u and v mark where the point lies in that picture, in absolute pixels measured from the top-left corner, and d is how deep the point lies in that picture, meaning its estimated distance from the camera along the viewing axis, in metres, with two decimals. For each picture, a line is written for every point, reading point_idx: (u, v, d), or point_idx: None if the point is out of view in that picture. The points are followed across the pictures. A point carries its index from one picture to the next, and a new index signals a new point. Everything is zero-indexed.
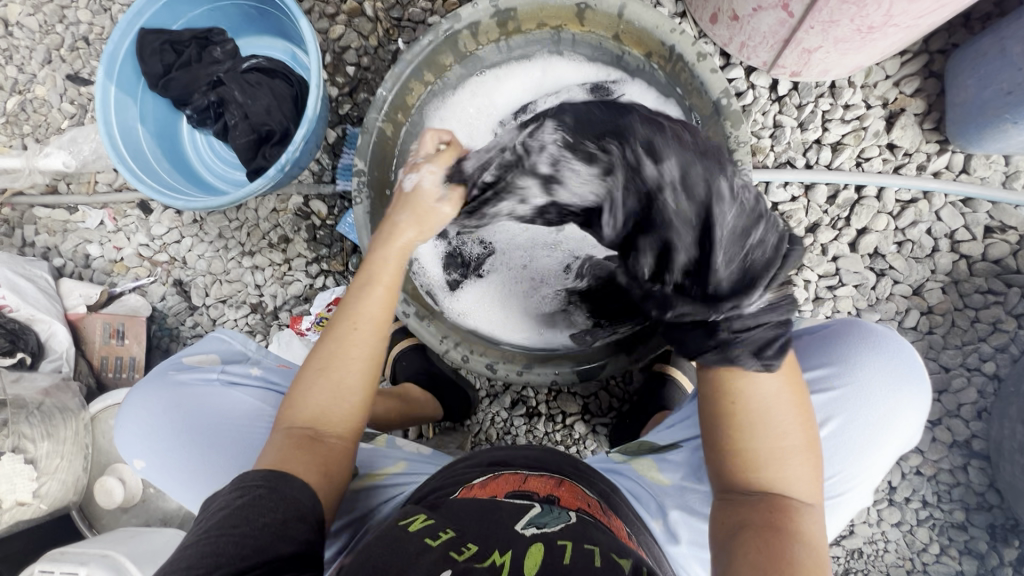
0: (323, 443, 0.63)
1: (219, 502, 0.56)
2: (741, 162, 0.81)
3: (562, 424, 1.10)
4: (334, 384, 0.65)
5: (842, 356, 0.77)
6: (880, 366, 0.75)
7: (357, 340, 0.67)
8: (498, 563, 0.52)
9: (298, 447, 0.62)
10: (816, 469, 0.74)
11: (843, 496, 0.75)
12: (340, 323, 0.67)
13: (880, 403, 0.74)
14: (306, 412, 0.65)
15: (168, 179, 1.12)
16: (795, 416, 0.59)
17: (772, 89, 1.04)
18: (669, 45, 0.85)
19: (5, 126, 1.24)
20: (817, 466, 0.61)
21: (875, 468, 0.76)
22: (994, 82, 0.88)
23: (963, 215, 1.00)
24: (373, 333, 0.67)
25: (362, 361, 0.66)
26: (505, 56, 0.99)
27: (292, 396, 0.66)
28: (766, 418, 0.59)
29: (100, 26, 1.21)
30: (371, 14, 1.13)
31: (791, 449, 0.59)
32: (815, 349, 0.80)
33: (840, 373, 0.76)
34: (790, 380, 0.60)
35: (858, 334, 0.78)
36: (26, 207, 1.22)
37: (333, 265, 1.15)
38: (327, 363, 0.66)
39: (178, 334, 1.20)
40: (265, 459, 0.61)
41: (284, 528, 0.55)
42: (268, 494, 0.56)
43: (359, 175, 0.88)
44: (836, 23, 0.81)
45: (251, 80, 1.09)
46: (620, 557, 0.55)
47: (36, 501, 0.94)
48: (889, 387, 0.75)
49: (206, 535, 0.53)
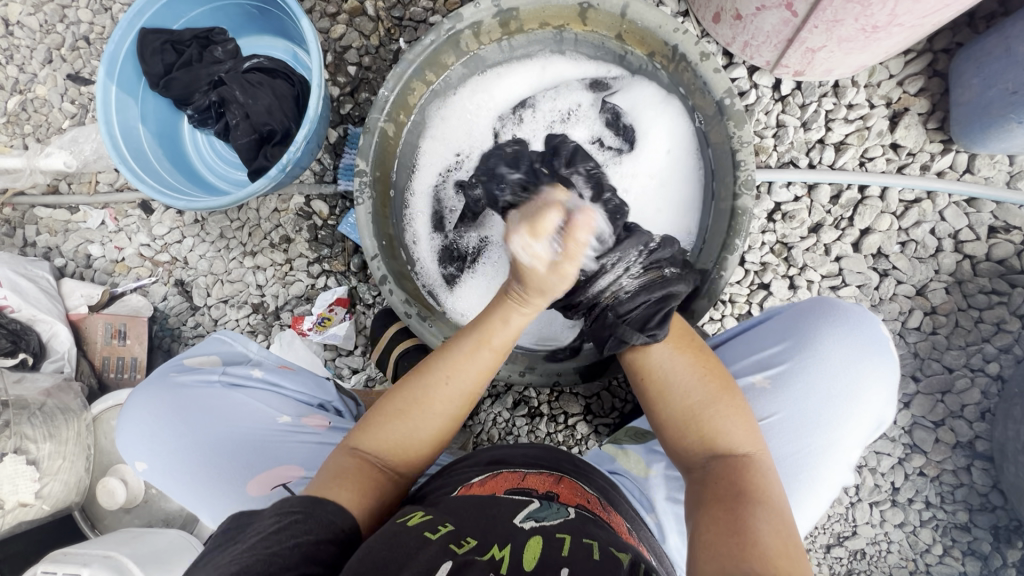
0: (386, 475, 0.65)
1: (254, 528, 0.54)
2: (744, 162, 0.81)
3: (564, 425, 1.10)
4: (411, 428, 0.66)
5: (801, 331, 0.78)
6: (841, 338, 0.76)
7: (444, 394, 0.67)
8: (496, 555, 0.52)
9: (362, 477, 0.63)
10: (786, 444, 0.74)
11: (820, 471, 0.74)
12: (439, 376, 0.67)
13: (840, 373, 0.75)
14: (379, 442, 0.66)
15: (169, 179, 1.11)
16: (694, 376, 0.67)
17: (775, 88, 1.03)
18: (672, 45, 0.85)
19: (6, 126, 1.24)
20: (744, 416, 0.65)
21: (848, 440, 0.75)
22: (998, 81, 0.87)
23: (967, 215, 0.99)
24: (466, 392, 0.68)
25: (446, 406, 0.67)
26: (507, 56, 0.98)
27: (367, 424, 0.67)
28: (668, 387, 0.67)
29: (100, 25, 1.21)
30: (373, 13, 1.13)
31: (705, 406, 0.65)
32: (774, 328, 0.81)
33: (801, 348, 0.77)
34: (675, 344, 0.70)
35: (815, 310, 0.79)
36: (27, 207, 1.22)
37: (335, 265, 1.15)
38: (411, 410, 0.66)
39: (179, 334, 1.20)
40: (319, 481, 0.62)
41: (317, 550, 0.54)
42: (303, 519, 0.55)
43: (361, 175, 0.88)
44: (840, 22, 0.80)
45: (252, 80, 1.08)
46: (619, 551, 0.55)
47: (38, 501, 0.94)
48: (847, 357, 0.75)
49: (236, 559, 0.51)
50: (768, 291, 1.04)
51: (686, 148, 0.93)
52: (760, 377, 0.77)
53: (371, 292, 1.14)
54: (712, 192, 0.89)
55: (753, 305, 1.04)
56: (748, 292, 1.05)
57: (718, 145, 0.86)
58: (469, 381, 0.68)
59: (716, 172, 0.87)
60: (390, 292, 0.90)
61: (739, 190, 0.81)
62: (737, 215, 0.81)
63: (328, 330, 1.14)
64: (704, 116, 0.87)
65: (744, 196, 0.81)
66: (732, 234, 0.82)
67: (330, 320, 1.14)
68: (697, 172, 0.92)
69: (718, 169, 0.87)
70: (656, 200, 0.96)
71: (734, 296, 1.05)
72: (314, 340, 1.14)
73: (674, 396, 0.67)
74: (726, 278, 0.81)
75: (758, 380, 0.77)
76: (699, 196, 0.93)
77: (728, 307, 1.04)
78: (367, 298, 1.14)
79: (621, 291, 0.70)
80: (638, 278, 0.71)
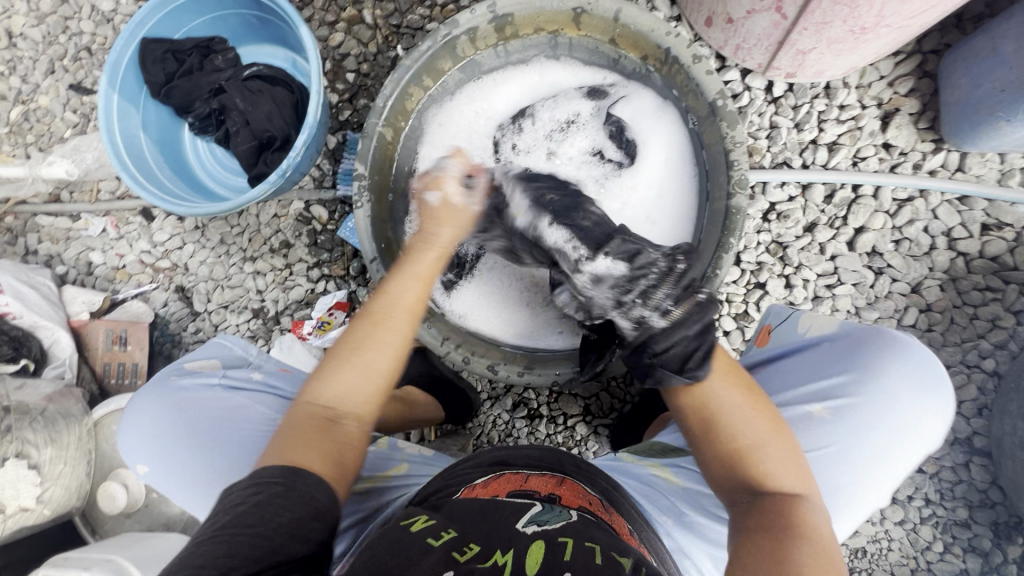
0: (340, 426, 0.64)
1: (235, 498, 0.55)
2: (737, 162, 0.82)
3: (564, 426, 1.10)
4: (357, 364, 0.67)
5: (867, 362, 0.74)
6: (906, 374, 0.73)
7: (383, 339, 0.68)
8: (500, 561, 0.53)
9: (317, 427, 0.63)
10: (839, 479, 0.72)
11: (864, 504, 0.73)
12: (370, 311, 0.70)
13: (902, 410, 0.72)
14: (330, 391, 0.66)
15: (170, 186, 1.13)
16: (749, 409, 0.67)
17: (767, 91, 1.05)
18: (665, 48, 0.86)
19: (8, 136, 1.25)
20: (796, 458, 0.64)
21: (896, 477, 0.73)
22: (986, 80, 0.89)
23: (960, 213, 1.00)
24: (404, 321, 0.70)
25: (395, 348, 0.69)
26: (503, 61, 1.00)
27: (317, 376, 0.67)
28: (722, 415, 0.67)
29: (103, 36, 1.23)
30: (371, 21, 1.15)
31: (755, 438, 0.65)
32: (832, 354, 0.77)
33: (863, 378, 0.73)
34: (729, 377, 0.70)
35: (876, 340, 0.75)
36: (29, 216, 1.23)
37: (334, 270, 1.16)
38: (352, 347, 0.68)
39: (180, 340, 1.20)
40: (276, 443, 0.61)
41: (300, 528, 0.54)
42: (284, 491, 0.55)
43: (360, 179, 0.89)
44: (829, 24, 0.82)
45: (252, 88, 1.10)
46: (621, 554, 0.55)
47: (39, 506, 0.94)
48: (912, 394, 0.72)
49: (223, 533, 0.52)
50: (764, 291, 1.05)
51: (683, 152, 0.94)
52: (820, 406, 0.74)
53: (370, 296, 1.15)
54: (706, 193, 0.90)
55: (750, 304, 1.05)
56: (745, 291, 1.05)
57: (711, 146, 0.87)
58: (411, 321, 0.71)
59: (711, 173, 0.88)
60: None
61: (733, 190, 0.83)
62: (732, 214, 0.82)
63: (327, 334, 1.14)
64: (697, 117, 0.88)
65: (738, 195, 0.82)
66: (727, 233, 0.83)
67: (329, 324, 1.15)
68: (693, 174, 0.94)
69: (711, 169, 0.88)
70: (650, 207, 0.97)
71: (731, 296, 1.05)
72: (314, 344, 1.15)
73: (728, 424, 0.67)
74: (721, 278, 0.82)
75: (817, 410, 0.74)
76: (694, 198, 0.94)
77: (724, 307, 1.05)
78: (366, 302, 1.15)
79: (654, 329, 0.71)
80: (673, 313, 0.70)
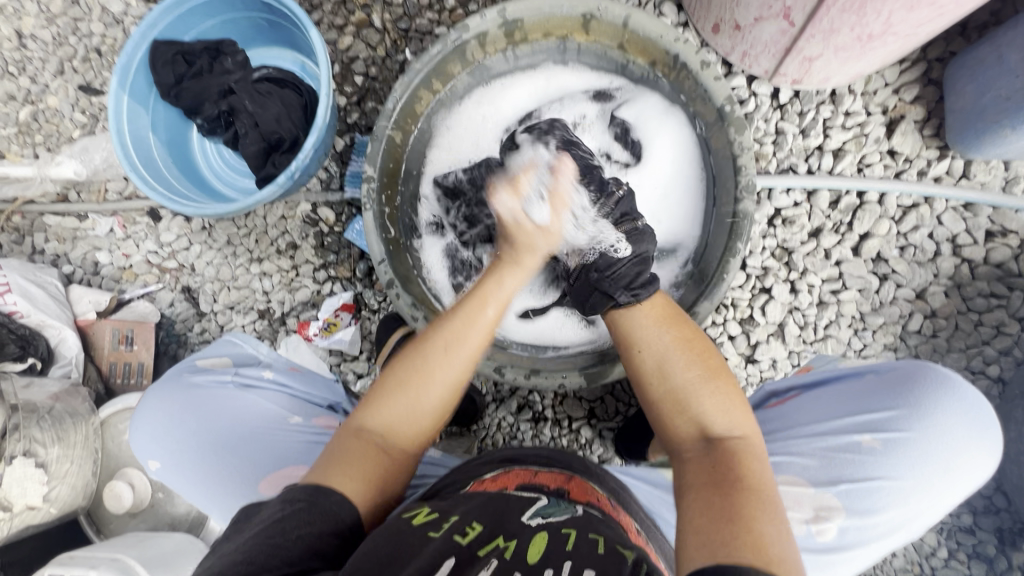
0: (390, 456, 0.64)
1: (265, 513, 0.56)
2: (745, 167, 0.83)
3: (568, 429, 1.10)
4: (412, 401, 0.65)
5: (917, 399, 0.74)
6: (957, 416, 0.73)
7: (442, 372, 0.66)
8: (502, 545, 0.54)
9: (368, 457, 0.62)
10: (888, 509, 0.72)
11: (899, 534, 0.73)
12: (435, 341, 0.67)
13: (955, 446, 0.72)
14: (381, 419, 0.65)
15: (179, 186, 1.13)
16: (677, 352, 0.67)
17: (773, 97, 1.05)
18: (673, 53, 0.87)
19: (17, 136, 1.26)
20: (737, 401, 0.64)
21: (936, 510, 0.74)
22: (992, 88, 0.90)
23: (965, 220, 1.01)
24: (464, 359, 0.67)
25: (449, 384, 0.66)
26: (512, 65, 1.00)
27: (371, 401, 0.66)
28: (658, 358, 0.67)
29: (112, 37, 1.24)
30: (379, 25, 1.15)
31: (696, 384, 0.64)
32: (880, 386, 0.77)
33: (913, 415, 0.74)
34: (663, 323, 0.70)
35: (929, 377, 0.75)
36: (36, 215, 1.24)
37: (341, 271, 1.17)
38: (408, 379, 0.66)
39: (185, 340, 1.20)
40: (325, 461, 0.62)
41: (319, 542, 0.54)
42: (307, 507, 0.56)
43: (369, 180, 0.89)
44: (837, 31, 0.82)
45: (261, 90, 1.11)
46: (625, 546, 0.55)
47: (46, 505, 0.94)
48: (968, 432, 0.72)
49: (245, 544, 0.53)
50: (769, 295, 1.05)
51: (689, 158, 0.95)
52: (870, 436, 0.74)
53: (376, 298, 1.15)
54: (714, 198, 0.91)
55: (756, 309, 1.05)
56: (750, 296, 1.05)
57: (719, 151, 0.88)
58: (472, 358, 0.67)
59: (718, 178, 0.89)
60: (397, 296, 0.91)
61: (741, 195, 0.83)
62: (739, 219, 0.83)
63: (334, 335, 1.15)
64: (705, 122, 0.89)
65: (744, 201, 0.83)
66: (734, 237, 0.83)
67: (336, 325, 1.16)
68: (701, 180, 0.94)
69: (719, 174, 0.89)
70: (658, 208, 0.98)
71: (736, 300, 1.06)
72: (320, 345, 1.16)
73: (664, 371, 0.66)
74: (728, 282, 0.83)
75: (866, 439, 0.74)
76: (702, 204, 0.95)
77: (730, 311, 1.05)
78: (373, 303, 1.16)
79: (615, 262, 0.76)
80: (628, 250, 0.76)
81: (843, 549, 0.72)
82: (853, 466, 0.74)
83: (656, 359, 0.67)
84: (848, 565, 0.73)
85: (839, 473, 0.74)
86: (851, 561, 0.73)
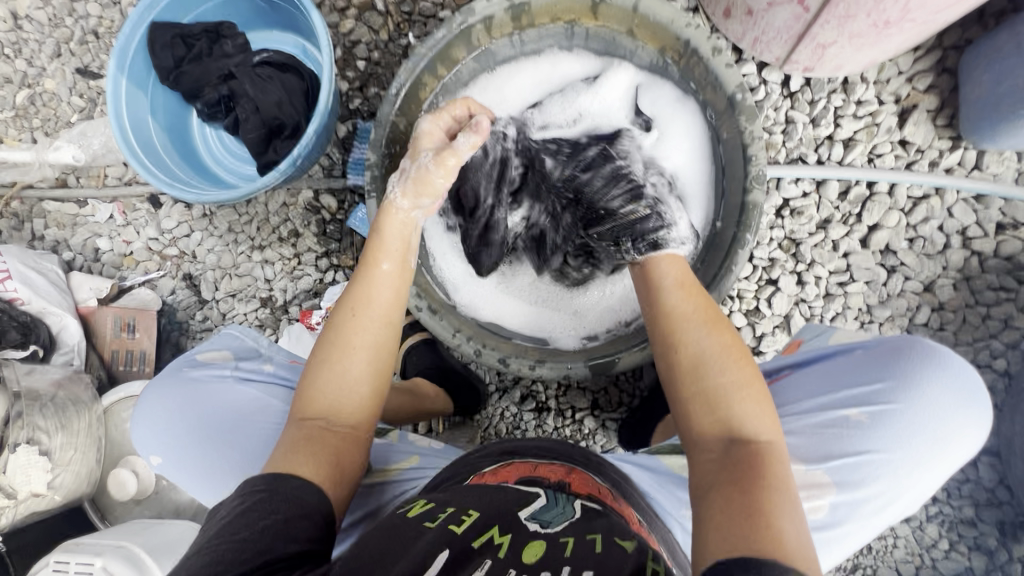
0: (336, 431, 0.66)
1: (222, 510, 0.57)
2: (755, 157, 0.82)
3: (572, 419, 1.10)
4: (339, 368, 0.68)
5: (902, 369, 0.74)
6: (944, 385, 0.72)
7: (362, 335, 0.70)
8: (497, 539, 0.54)
9: (311, 439, 0.64)
10: (878, 482, 0.71)
11: (891, 508, 0.72)
12: (342, 309, 0.71)
13: (944, 419, 0.72)
14: (320, 398, 0.67)
15: (178, 172, 1.12)
16: (722, 352, 0.64)
17: (784, 85, 1.03)
18: (684, 39, 0.85)
19: (15, 120, 1.24)
20: (769, 407, 0.63)
21: (928, 484, 0.73)
22: (1009, 78, 0.88)
23: (976, 212, 1.00)
24: (376, 318, 0.71)
25: (371, 341, 0.70)
26: (518, 51, 0.98)
27: (303, 386, 0.69)
28: (704, 366, 0.64)
29: (110, 19, 1.21)
30: (382, 8, 1.13)
31: (731, 392, 0.62)
32: (868, 361, 0.76)
33: (900, 387, 0.73)
34: (711, 326, 0.67)
35: (914, 349, 0.75)
36: (35, 201, 1.22)
37: (344, 260, 1.16)
38: (332, 349, 0.69)
39: (187, 328, 1.19)
40: (280, 452, 0.64)
41: (286, 527, 0.56)
42: (267, 497, 0.57)
43: (372, 168, 0.88)
44: (853, 18, 0.80)
45: (262, 74, 1.09)
46: (623, 539, 0.54)
47: (50, 492, 0.95)
48: (957, 405, 0.72)
49: (210, 543, 0.54)
50: (776, 287, 1.04)
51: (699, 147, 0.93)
52: (857, 411, 0.74)
53: None
54: (722, 189, 0.89)
55: (762, 301, 1.04)
56: (757, 288, 1.04)
57: (729, 140, 0.86)
58: (384, 315, 0.72)
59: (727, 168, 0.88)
60: None
61: (751, 184, 0.82)
62: (748, 209, 0.81)
63: None
64: (716, 110, 0.87)
65: (755, 190, 0.81)
66: (742, 228, 0.82)
67: None
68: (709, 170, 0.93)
69: (728, 164, 0.87)
70: None
71: (742, 292, 1.05)
72: None
73: (702, 375, 0.64)
74: (735, 273, 0.82)
75: (854, 413, 0.74)
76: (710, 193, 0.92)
77: (736, 303, 1.04)
78: None
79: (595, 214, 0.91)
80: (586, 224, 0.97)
81: (835, 526, 0.71)
82: (842, 440, 0.73)
83: (691, 360, 0.65)
84: (843, 542, 0.73)
85: (831, 449, 0.73)
86: (844, 539, 0.72)
